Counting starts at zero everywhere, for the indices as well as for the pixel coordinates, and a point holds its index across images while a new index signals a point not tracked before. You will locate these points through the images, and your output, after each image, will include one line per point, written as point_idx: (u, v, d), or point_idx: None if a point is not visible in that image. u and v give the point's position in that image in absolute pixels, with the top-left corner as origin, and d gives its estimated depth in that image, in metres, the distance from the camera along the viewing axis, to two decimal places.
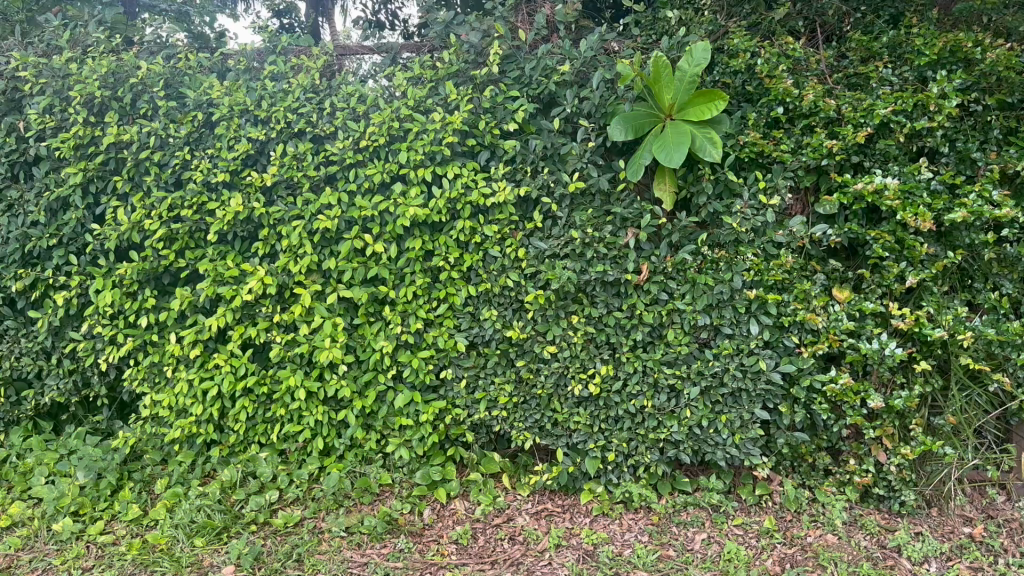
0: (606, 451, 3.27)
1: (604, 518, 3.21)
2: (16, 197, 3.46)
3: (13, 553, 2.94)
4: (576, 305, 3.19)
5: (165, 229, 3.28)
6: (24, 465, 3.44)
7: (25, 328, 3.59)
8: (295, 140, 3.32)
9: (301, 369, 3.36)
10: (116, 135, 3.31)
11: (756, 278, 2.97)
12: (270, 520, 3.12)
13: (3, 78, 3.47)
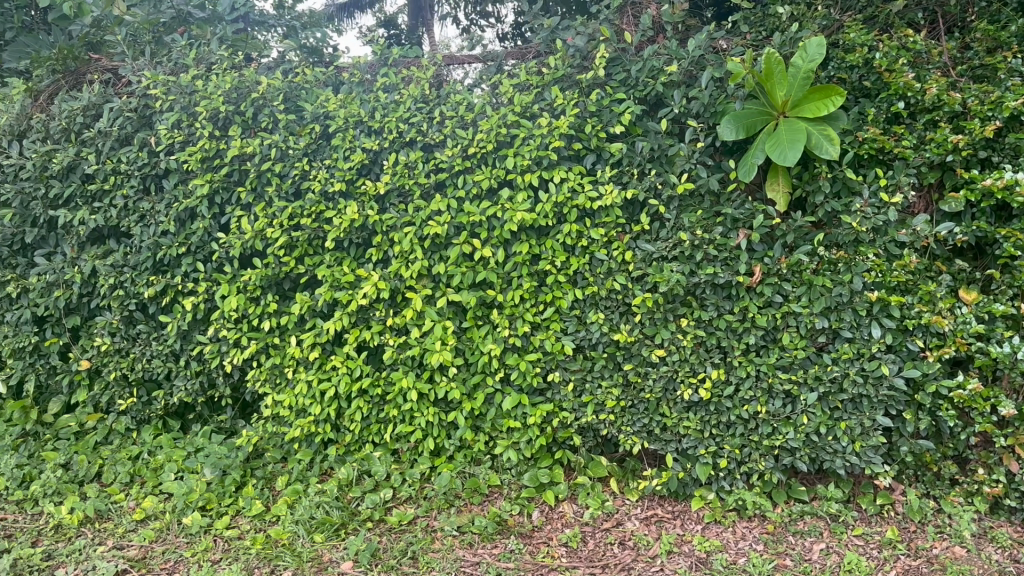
0: (718, 458, 3.22)
1: (716, 525, 3.17)
2: (148, 209, 3.65)
3: (148, 544, 3.12)
4: (685, 307, 3.15)
5: (286, 237, 3.43)
6: (156, 461, 3.65)
7: (155, 332, 3.80)
8: (406, 149, 3.43)
9: (413, 371, 3.45)
10: (240, 148, 3.47)
11: (878, 280, 2.87)
12: (385, 518, 3.22)
13: (135, 96, 3.69)
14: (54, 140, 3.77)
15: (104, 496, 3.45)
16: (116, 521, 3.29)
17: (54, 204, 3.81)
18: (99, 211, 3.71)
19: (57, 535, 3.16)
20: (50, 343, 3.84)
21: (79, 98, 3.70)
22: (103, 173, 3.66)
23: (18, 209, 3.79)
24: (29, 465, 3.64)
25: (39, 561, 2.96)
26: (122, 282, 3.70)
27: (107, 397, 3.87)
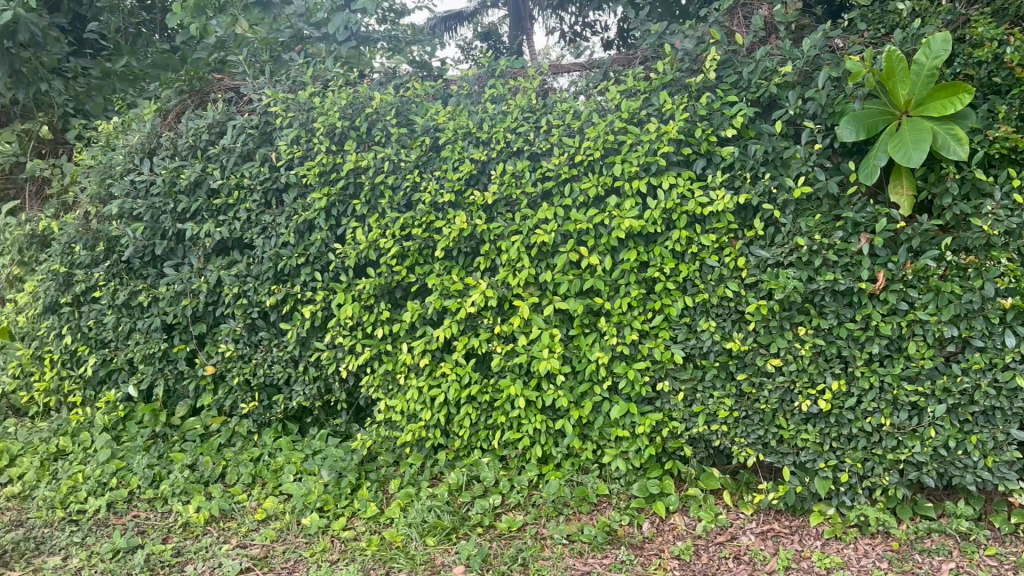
0: (839, 472, 3.09)
1: (837, 541, 3.07)
2: (269, 221, 3.78)
3: (270, 543, 3.25)
4: (803, 315, 3.05)
5: (398, 247, 3.51)
6: (275, 463, 3.78)
7: (276, 338, 3.90)
8: (513, 158, 3.45)
9: (521, 378, 3.43)
10: (355, 162, 3.57)
11: (1012, 286, 2.76)
12: (495, 523, 3.25)
13: (257, 114, 3.87)
14: (182, 157, 3.97)
15: (228, 496, 3.61)
16: (239, 520, 3.43)
17: (182, 218, 3.97)
18: (224, 223, 3.87)
19: (186, 533, 3.34)
20: (178, 349, 3.99)
21: (206, 117, 3.93)
22: (227, 187, 3.83)
23: (148, 223, 3.95)
24: (159, 465, 3.83)
25: (170, 557, 3.13)
26: (246, 291, 3.83)
27: (230, 402, 4.00)
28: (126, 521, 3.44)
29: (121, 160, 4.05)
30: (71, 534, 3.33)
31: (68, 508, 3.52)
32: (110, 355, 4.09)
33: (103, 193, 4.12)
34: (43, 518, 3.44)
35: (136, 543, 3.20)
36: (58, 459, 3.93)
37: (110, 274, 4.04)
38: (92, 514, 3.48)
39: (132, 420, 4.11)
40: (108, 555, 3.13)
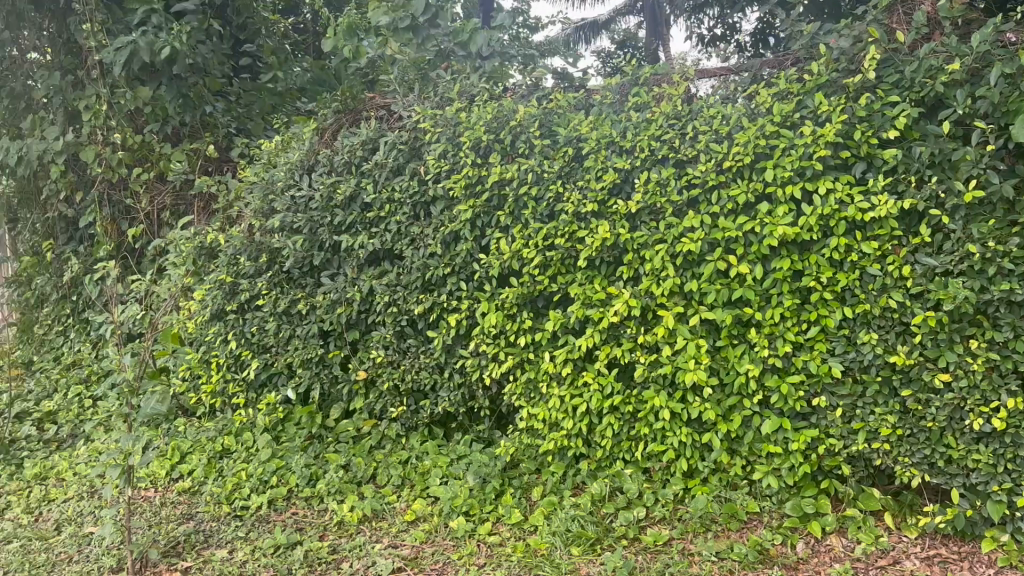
0: (1015, 496, 2.88)
1: (1012, 570, 2.87)
2: (417, 232, 3.89)
3: (420, 545, 3.34)
4: (975, 327, 2.87)
5: (541, 257, 3.52)
6: (423, 466, 3.89)
7: (424, 345, 3.98)
8: (658, 166, 3.35)
9: (665, 390, 3.35)
10: (500, 174, 3.62)
11: None
12: (640, 536, 3.21)
13: (406, 131, 4.02)
14: (338, 172, 4.16)
15: (380, 496, 3.75)
16: (389, 521, 3.56)
17: (338, 230, 4.14)
18: (377, 236, 4.00)
19: (341, 532, 3.49)
20: (333, 355, 4.13)
21: (359, 135, 4.12)
22: (380, 202, 3.98)
23: (308, 235, 4.12)
24: (316, 465, 4.02)
25: (327, 554, 3.27)
26: (396, 300, 3.93)
27: (381, 405, 4.09)
28: (286, 518, 3.64)
29: (281, 177, 4.25)
30: (236, 528, 3.54)
31: (234, 503, 3.76)
32: (271, 360, 4.26)
33: (266, 208, 4.32)
34: (211, 512, 3.70)
35: (295, 539, 3.37)
36: (223, 457, 4.19)
37: (272, 283, 4.23)
38: (255, 510, 3.70)
39: (291, 421, 4.30)
40: (271, 550, 3.31)
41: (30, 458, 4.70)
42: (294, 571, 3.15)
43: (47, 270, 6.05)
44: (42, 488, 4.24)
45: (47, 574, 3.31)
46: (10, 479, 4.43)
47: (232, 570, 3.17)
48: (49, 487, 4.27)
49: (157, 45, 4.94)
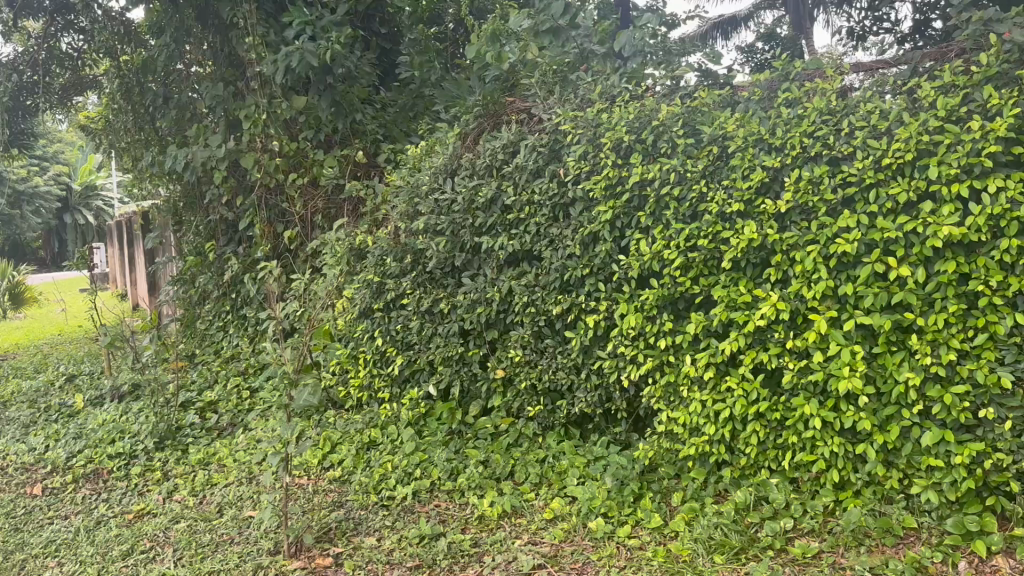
0: None
1: None
2: (556, 234, 3.84)
3: (559, 544, 3.36)
4: None
5: (683, 258, 3.42)
6: (560, 466, 3.90)
7: (561, 346, 3.94)
8: (811, 164, 3.19)
9: (816, 397, 3.20)
10: (641, 175, 3.53)
11: None
12: (787, 547, 3.08)
13: (547, 133, 4.00)
14: (480, 175, 4.21)
15: (518, 494, 3.79)
16: (529, 518, 3.60)
17: (479, 232, 4.19)
18: (516, 237, 4.02)
19: (482, 526, 3.57)
20: (472, 353, 4.19)
21: (501, 139, 4.15)
22: (520, 204, 3.98)
23: (450, 237, 4.22)
24: (456, 459, 4.12)
25: (468, 547, 3.36)
26: (534, 301, 3.90)
27: (518, 404, 4.13)
28: (430, 509, 3.76)
29: (427, 181, 4.40)
30: (384, 517, 3.70)
31: (381, 493, 3.92)
32: (414, 356, 4.42)
33: (411, 210, 4.46)
34: (359, 500, 3.87)
35: (439, 530, 3.47)
36: (369, 449, 4.40)
37: (416, 283, 4.39)
38: (400, 500, 3.84)
39: (433, 416, 4.45)
40: (416, 540, 3.43)
41: (194, 444, 5.03)
42: (439, 561, 3.25)
43: (209, 269, 6.49)
44: (205, 473, 4.55)
45: (212, 552, 3.55)
46: (177, 463, 4.77)
47: (380, 558, 3.31)
48: (212, 472, 4.57)
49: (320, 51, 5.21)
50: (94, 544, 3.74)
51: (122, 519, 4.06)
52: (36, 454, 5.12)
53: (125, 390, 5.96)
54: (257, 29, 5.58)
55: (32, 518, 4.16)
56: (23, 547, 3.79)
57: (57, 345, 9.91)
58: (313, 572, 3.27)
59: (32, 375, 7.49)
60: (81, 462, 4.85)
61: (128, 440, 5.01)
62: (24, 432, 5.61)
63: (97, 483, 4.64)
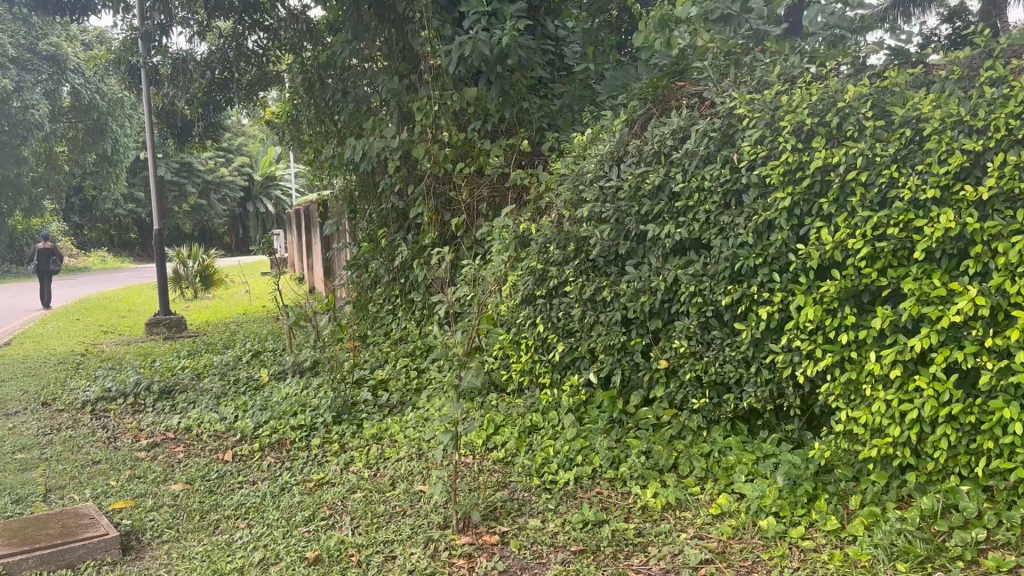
0: None
1: None
2: (728, 222, 3.65)
3: (726, 540, 3.20)
4: None
5: (869, 249, 3.12)
6: (727, 461, 3.70)
7: (729, 338, 3.71)
8: (1018, 147, 2.86)
9: (1017, 401, 2.85)
10: (824, 159, 3.25)
11: None
12: (980, 560, 2.77)
13: (720, 117, 3.78)
14: (647, 162, 4.08)
15: (683, 487, 3.66)
16: (694, 511, 3.45)
17: (645, 220, 4.05)
18: (683, 225, 3.84)
19: (645, 516, 3.48)
20: (635, 342, 4.08)
21: (670, 124, 3.98)
22: (689, 190, 3.80)
23: (614, 225, 4.13)
24: (618, 448, 4.07)
25: (633, 536, 3.29)
26: (702, 290, 3.73)
27: (682, 396, 3.93)
28: (592, 496, 3.73)
29: (592, 168, 4.34)
30: (547, 500, 3.73)
31: (543, 477, 3.96)
32: (576, 344, 4.38)
33: (576, 198, 4.44)
34: (523, 482, 3.94)
35: (602, 517, 3.45)
36: (531, 433, 4.45)
37: (578, 271, 4.35)
38: (562, 485, 3.86)
39: (593, 404, 4.41)
40: (580, 525, 3.43)
41: (367, 419, 5.28)
42: (602, 548, 3.22)
43: (382, 255, 6.77)
44: (379, 447, 4.78)
45: (386, 523, 3.72)
46: (352, 437, 5.03)
47: (545, 540, 3.33)
48: (385, 447, 4.78)
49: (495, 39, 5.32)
50: (279, 508, 4.00)
51: (305, 487, 4.32)
52: (228, 422, 5.55)
53: (305, 366, 6.33)
54: (432, 23, 5.76)
55: (225, 481, 4.51)
56: (217, 507, 4.11)
57: (244, 324, 10.67)
58: (480, 548, 3.35)
59: (223, 351, 8.10)
60: (268, 431, 5.22)
61: (309, 413, 5.33)
62: (217, 402, 6.09)
63: (281, 452, 4.97)
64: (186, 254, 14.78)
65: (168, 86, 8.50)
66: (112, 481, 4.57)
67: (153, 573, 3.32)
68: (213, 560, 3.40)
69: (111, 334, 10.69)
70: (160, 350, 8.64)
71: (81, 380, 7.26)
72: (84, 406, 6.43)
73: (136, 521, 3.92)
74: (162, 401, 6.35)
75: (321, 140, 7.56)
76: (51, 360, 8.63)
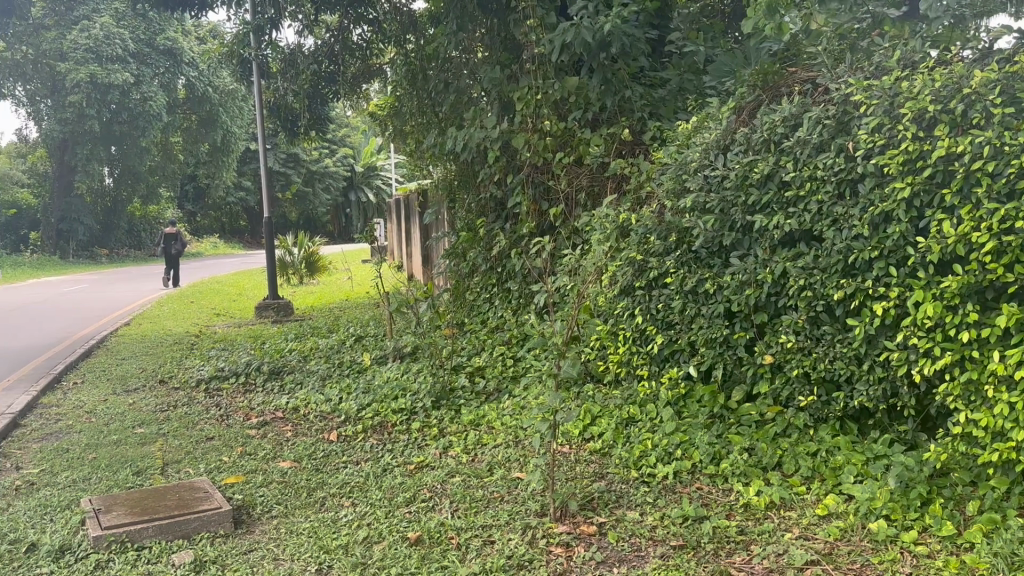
0: None
1: None
2: (841, 213, 3.50)
3: (833, 542, 3.10)
4: None
5: (996, 242, 2.94)
6: (834, 461, 3.58)
7: (840, 334, 3.57)
8: None
9: None
10: (948, 148, 3.07)
11: None
12: None
13: (835, 104, 3.63)
14: (756, 151, 3.96)
15: (787, 486, 3.56)
16: (799, 511, 3.36)
17: (753, 210, 3.94)
18: (794, 216, 3.72)
19: (748, 514, 3.40)
20: (738, 336, 3.98)
21: (781, 111, 3.85)
22: (800, 180, 3.67)
23: (719, 215, 4.03)
24: (719, 444, 3.99)
25: (735, 534, 3.23)
26: (812, 283, 3.61)
27: (788, 392, 3.82)
28: (691, 491, 3.67)
29: (697, 157, 4.24)
30: (645, 493, 3.69)
31: (641, 470, 3.93)
32: (676, 336, 4.32)
33: (679, 188, 4.36)
34: (621, 474, 3.92)
35: (703, 513, 3.40)
36: (628, 425, 4.42)
37: (680, 262, 4.26)
38: (661, 479, 3.82)
39: (693, 398, 4.34)
40: (679, 520, 3.39)
41: (465, 405, 5.35)
42: (702, 545, 3.17)
43: (480, 244, 6.83)
44: (476, 433, 4.84)
45: (484, 507, 3.76)
46: (451, 422, 5.11)
47: (643, 533, 3.31)
48: (482, 433, 4.84)
49: (598, 28, 5.27)
50: (381, 489, 4.10)
51: (405, 469, 4.42)
52: (332, 404, 5.72)
53: (405, 351, 6.45)
54: (536, 11, 5.77)
55: (330, 461, 4.66)
56: (323, 485, 4.26)
57: (347, 309, 10.96)
58: (578, 538, 3.35)
59: (327, 334, 8.35)
60: (371, 414, 5.37)
61: (409, 397, 5.45)
62: (322, 384, 6.29)
63: (382, 434, 5.10)
64: (291, 243, 15.28)
65: (278, 79, 8.80)
66: (225, 457, 4.79)
67: (262, 546, 3.46)
68: (320, 535, 3.52)
69: (223, 316, 11.18)
70: (268, 333, 8.99)
71: (196, 359, 7.63)
72: (199, 383, 6.75)
73: (247, 496, 4.09)
74: (271, 381, 6.61)
75: (423, 130, 7.66)
76: (169, 340, 9.09)
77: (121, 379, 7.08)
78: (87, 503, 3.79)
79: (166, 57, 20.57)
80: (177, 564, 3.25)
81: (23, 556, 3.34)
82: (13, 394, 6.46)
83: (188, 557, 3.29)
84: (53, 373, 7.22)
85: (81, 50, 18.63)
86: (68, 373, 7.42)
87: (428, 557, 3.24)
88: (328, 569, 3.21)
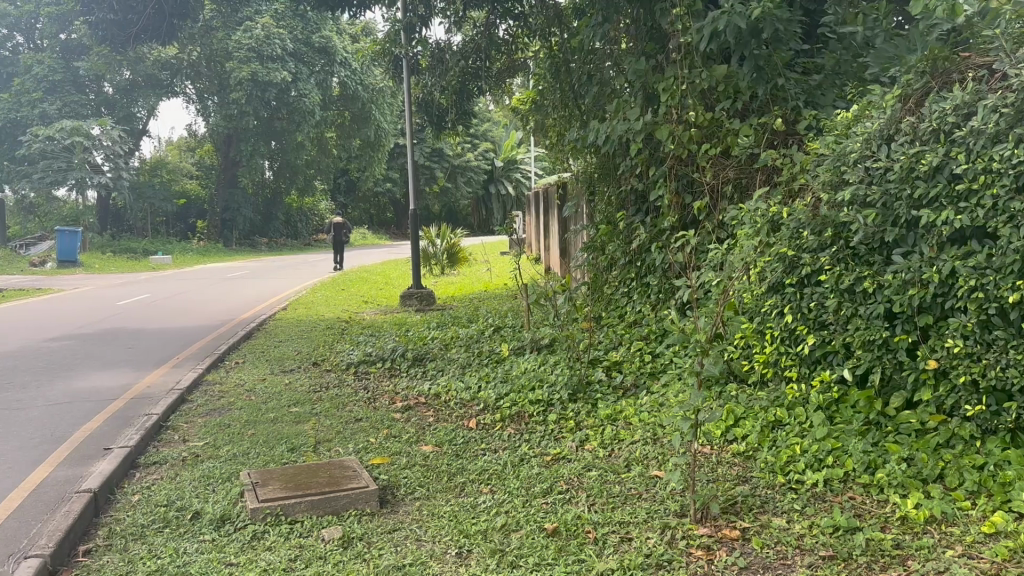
0: None
1: None
2: (1019, 208, 3.23)
3: (1001, 562, 2.87)
4: None
5: None
6: (1003, 476, 3.31)
7: (1014, 340, 3.29)
8: None
9: None
10: None
11: None
12: None
13: (1015, 91, 3.35)
14: (922, 141, 3.71)
15: (949, 500, 3.33)
16: (963, 528, 3.13)
17: (919, 204, 3.69)
18: (964, 211, 3.45)
19: (905, 528, 3.21)
20: (899, 339, 3.74)
21: (953, 98, 3.58)
22: (973, 172, 3.41)
23: (881, 210, 3.82)
24: (875, 452, 3.77)
25: (890, 548, 3.05)
26: (984, 285, 3.34)
27: (953, 400, 3.57)
28: (843, 500, 3.50)
29: (857, 148, 4.02)
30: (792, 500, 3.55)
31: (788, 475, 3.78)
32: (828, 337, 4.11)
33: (835, 180, 4.15)
34: (766, 479, 3.78)
35: (855, 524, 3.22)
36: (775, 428, 4.23)
37: (836, 258, 4.05)
38: (810, 487, 3.66)
39: (847, 403, 4.11)
40: (829, 530, 3.23)
41: (602, 399, 5.31)
42: (855, 557, 3.02)
43: (620, 237, 6.75)
44: (614, 428, 4.80)
45: (622, 504, 3.72)
46: (588, 416, 5.09)
47: (790, 542, 3.18)
48: (620, 428, 4.79)
49: (749, 15, 5.09)
50: (519, 478, 4.14)
51: (542, 460, 4.43)
52: (471, 392, 5.83)
53: (543, 344, 6.48)
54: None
55: (469, 447, 4.75)
56: (462, 470, 4.35)
57: (486, 300, 11.14)
58: (720, 541, 3.26)
59: (468, 324, 8.51)
60: (509, 404, 5.43)
61: (546, 389, 5.47)
62: (462, 372, 6.42)
63: (520, 424, 5.15)
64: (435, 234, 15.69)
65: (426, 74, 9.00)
66: (371, 438, 4.97)
67: (406, 527, 3.57)
68: (460, 520, 3.60)
69: (372, 304, 11.59)
70: (412, 321, 9.25)
71: (346, 344, 7.95)
72: (348, 367, 7.05)
73: (392, 477, 4.23)
74: (414, 367, 6.81)
75: (567, 122, 7.65)
76: (321, 325, 9.53)
77: (278, 360, 7.48)
78: (245, 476, 4.04)
79: (321, 56, 21.69)
80: (326, 539, 3.40)
81: (188, 522, 3.59)
82: (181, 372, 6.96)
83: (336, 533, 3.44)
84: (217, 354, 7.71)
85: (244, 49, 19.74)
86: (230, 354, 7.90)
87: (565, 549, 3.25)
88: (467, 553, 3.28)
